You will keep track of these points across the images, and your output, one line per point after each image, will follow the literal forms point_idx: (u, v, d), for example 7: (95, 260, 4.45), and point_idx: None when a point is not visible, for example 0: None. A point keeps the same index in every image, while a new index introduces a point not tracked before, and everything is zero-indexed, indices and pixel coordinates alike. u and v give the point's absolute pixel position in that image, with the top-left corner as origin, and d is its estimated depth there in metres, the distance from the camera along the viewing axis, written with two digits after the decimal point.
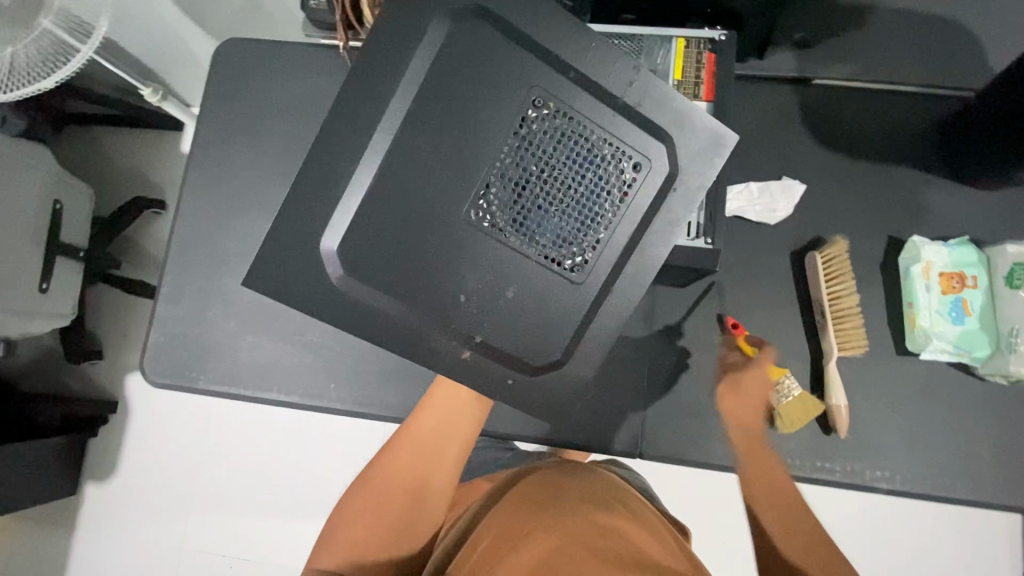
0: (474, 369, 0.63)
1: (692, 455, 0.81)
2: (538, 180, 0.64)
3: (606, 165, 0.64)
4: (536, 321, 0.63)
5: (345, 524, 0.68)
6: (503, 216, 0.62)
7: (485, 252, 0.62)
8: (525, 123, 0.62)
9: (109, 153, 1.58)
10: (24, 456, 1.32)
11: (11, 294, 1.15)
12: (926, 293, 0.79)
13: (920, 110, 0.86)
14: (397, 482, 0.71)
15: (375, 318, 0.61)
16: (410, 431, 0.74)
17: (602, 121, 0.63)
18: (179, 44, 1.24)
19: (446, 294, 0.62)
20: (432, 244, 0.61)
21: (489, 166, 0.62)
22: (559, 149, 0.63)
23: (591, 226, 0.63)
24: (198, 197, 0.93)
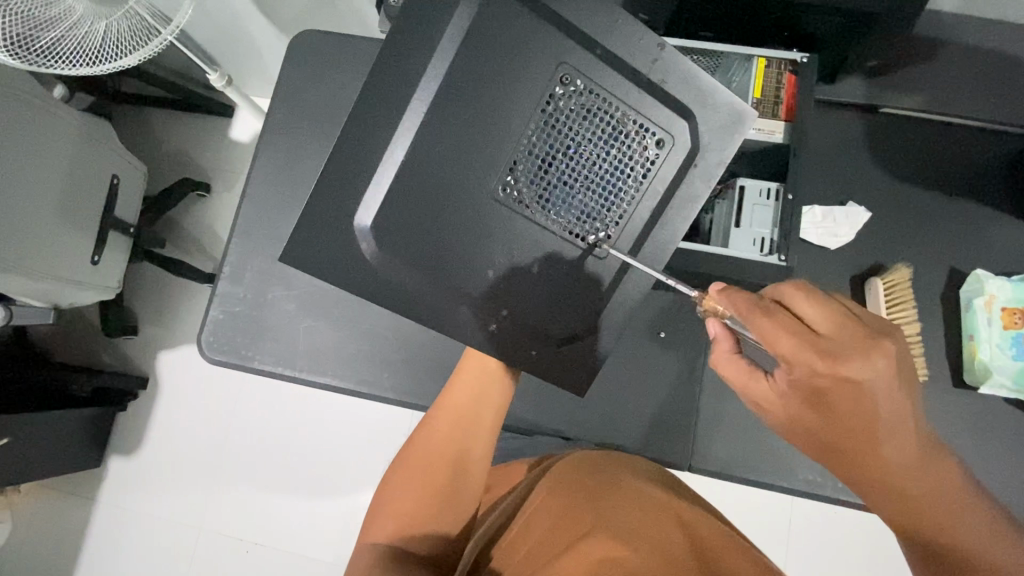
0: (500, 341, 0.64)
1: (741, 470, 0.84)
2: (563, 156, 0.65)
3: (629, 141, 0.65)
4: (561, 294, 0.65)
5: (392, 495, 0.71)
6: (529, 191, 0.64)
7: (512, 225, 0.63)
8: (552, 99, 0.63)
9: (161, 135, 1.61)
10: (56, 424, 1.34)
11: (66, 265, 1.17)
12: (988, 326, 0.80)
13: (987, 146, 0.86)
14: (435, 454, 0.71)
15: (417, 294, 0.61)
16: (443, 405, 0.74)
17: (626, 98, 0.64)
18: (245, 32, 1.26)
19: (474, 266, 0.63)
20: (460, 217, 0.62)
21: (516, 142, 0.63)
22: (584, 127, 0.65)
23: (613, 201, 0.66)
24: (264, 181, 0.94)
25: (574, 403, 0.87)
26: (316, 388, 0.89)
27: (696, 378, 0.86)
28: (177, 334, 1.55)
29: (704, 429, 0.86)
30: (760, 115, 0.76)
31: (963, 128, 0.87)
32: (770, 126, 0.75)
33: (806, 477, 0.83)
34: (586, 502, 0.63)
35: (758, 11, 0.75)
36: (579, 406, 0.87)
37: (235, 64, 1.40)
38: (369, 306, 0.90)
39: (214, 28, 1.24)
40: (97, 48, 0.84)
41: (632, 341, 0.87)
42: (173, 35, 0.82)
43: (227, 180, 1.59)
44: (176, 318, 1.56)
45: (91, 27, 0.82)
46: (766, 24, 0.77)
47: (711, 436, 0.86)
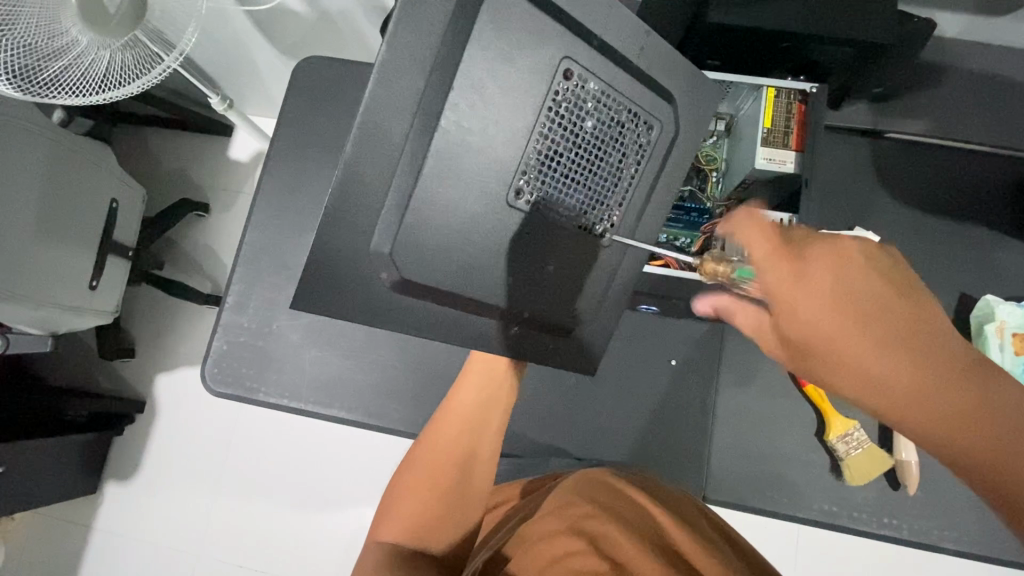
0: (519, 347, 0.61)
1: (758, 502, 0.83)
2: (566, 151, 0.59)
3: (629, 129, 0.61)
4: (572, 289, 0.62)
5: (399, 495, 0.67)
6: (534, 190, 0.58)
7: (521, 228, 0.58)
8: (553, 93, 0.58)
9: (159, 154, 1.60)
10: (50, 452, 1.30)
11: (65, 290, 1.15)
12: (1000, 353, 0.81)
13: (992, 171, 0.87)
14: (445, 453, 0.67)
15: (434, 320, 0.58)
16: (452, 404, 0.70)
17: (621, 89, 0.60)
18: (246, 54, 1.25)
19: (493, 277, 0.58)
20: (466, 222, 0.57)
21: (519, 141, 0.57)
22: (591, 119, 0.60)
23: (615, 191, 0.62)
24: (270, 208, 0.94)
25: (585, 433, 0.86)
26: (323, 420, 0.88)
27: (709, 406, 0.86)
28: (175, 357, 1.52)
29: (717, 457, 0.85)
30: (771, 146, 0.75)
31: (967, 152, 0.88)
32: (781, 157, 0.75)
33: (821, 507, 0.83)
34: (590, 515, 0.58)
35: (765, 40, 0.75)
36: (591, 435, 0.86)
37: (237, 85, 1.39)
38: (376, 336, 0.89)
39: (215, 49, 1.24)
40: (100, 76, 0.83)
41: (643, 368, 0.86)
42: (177, 61, 0.81)
43: (226, 199, 1.57)
44: (173, 340, 1.53)
45: (95, 56, 0.81)
46: (772, 53, 0.78)
47: (724, 464, 0.85)
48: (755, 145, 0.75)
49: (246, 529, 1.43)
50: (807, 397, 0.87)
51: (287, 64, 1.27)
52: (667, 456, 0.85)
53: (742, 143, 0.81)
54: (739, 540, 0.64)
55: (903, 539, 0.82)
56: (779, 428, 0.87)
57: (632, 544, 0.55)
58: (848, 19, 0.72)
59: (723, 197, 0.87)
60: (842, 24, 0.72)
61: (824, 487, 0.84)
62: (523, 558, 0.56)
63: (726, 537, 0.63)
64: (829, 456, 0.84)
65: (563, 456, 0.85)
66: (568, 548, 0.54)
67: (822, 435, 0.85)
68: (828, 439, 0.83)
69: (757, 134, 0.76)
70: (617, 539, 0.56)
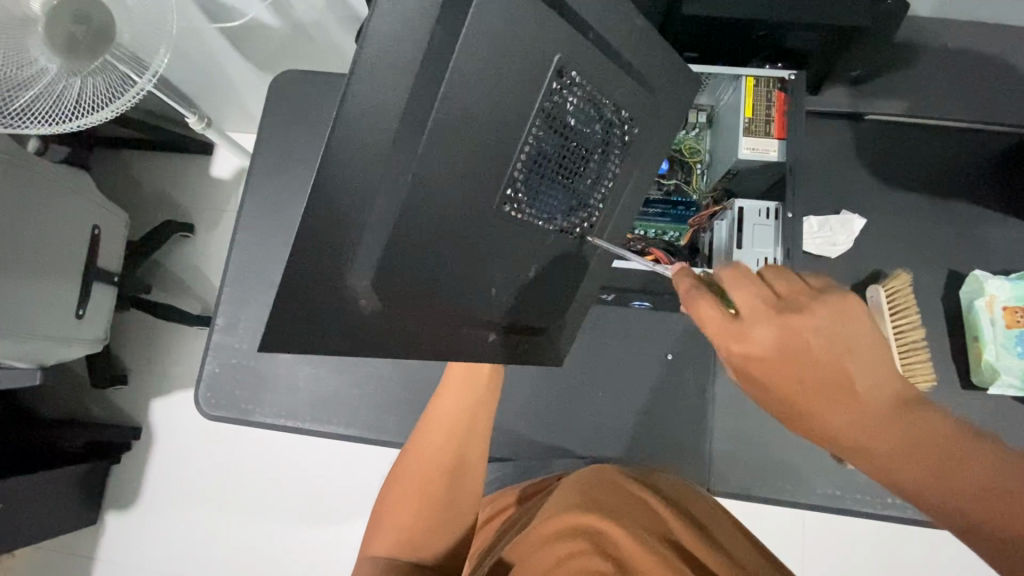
0: (496, 352, 0.60)
1: (762, 490, 0.83)
2: (557, 155, 0.57)
3: (613, 131, 0.60)
4: (549, 289, 0.62)
5: (389, 509, 0.66)
6: (526, 197, 0.56)
7: (508, 243, 0.56)
8: (549, 92, 0.54)
9: (140, 177, 1.58)
10: (47, 485, 1.28)
11: (49, 321, 1.13)
12: (991, 328, 0.81)
13: (972, 147, 0.88)
14: (433, 460, 0.67)
15: (419, 342, 0.53)
16: (434, 411, 0.70)
17: (611, 90, 0.58)
18: (222, 70, 1.24)
19: (474, 291, 0.55)
20: (454, 242, 0.53)
21: (514, 146, 0.53)
22: (582, 121, 0.57)
23: (593, 190, 0.62)
24: (254, 226, 0.93)
25: (586, 431, 0.85)
26: (320, 437, 0.87)
27: (709, 398, 0.86)
28: (168, 380, 1.50)
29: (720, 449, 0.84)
30: (753, 135, 0.75)
31: (946, 130, 0.89)
32: (763, 146, 0.75)
33: (825, 492, 0.82)
34: (585, 512, 0.57)
35: (741, 30, 0.75)
36: (592, 435, 0.85)
37: (213, 101, 1.38)
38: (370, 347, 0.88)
39: (188, 64, 1.23)
40: (72, 103, 0.81)
41: (639, 364, 0.86)
42: (151, 82, 0.80)
43: (210, 219, 1.55)
44: (165, 363, 1.51)
45: (65, 83, 0.79)
46: (748, 43, 0.78)
47: (728, 455, 0.84)
48: (737, 136, 0.75)
49: (251, 552, 1.41)
50: None
51: (262, 78, 1.26)
52: (668, 451, 0.84)
53: (724, 133, 0.81)
54: (745, 529, 0.64)
55: (909, 518, 0.82)
56: (779, 415, 0.87)
57: (632, 541, 0.54)
58: (824, 6, 0.72)
59: (709, 188, 0.87)
60: (815, 9, 0.72)
61: (826, 471, 0.84)
62: (524, 565, 0.54)
63: (730, 530, 0.63)
64: None
65: (565, 456, 0.85)
66: (568, 549, 0.53)
67: None
68: None
69: (738, 124, 0.76)
70: (616, 536, 0.55)
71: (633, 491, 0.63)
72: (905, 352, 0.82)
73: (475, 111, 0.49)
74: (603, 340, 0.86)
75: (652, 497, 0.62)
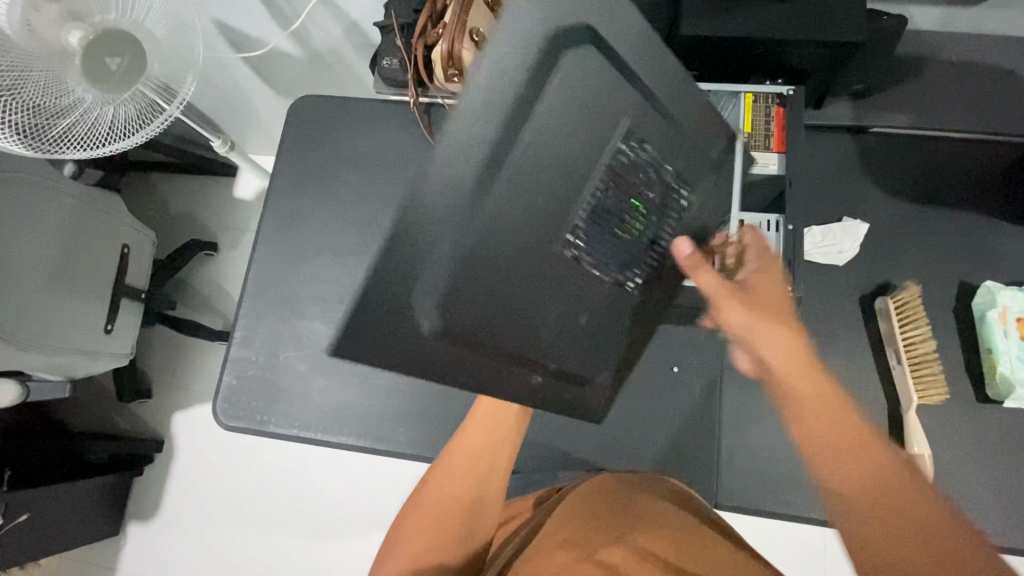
0: (543, 392, 0.70)
1: (772, 505, 0.81)
2: (619, 209, 0.68)
3: (671, 194, 0.70)
4: (598, 332, 0.72)
5: (407, 527, 0.68)
6: (586, 249, 0.68)
7: (563, 291, 0.69)
8: (616, 152, 0.66)
9: (168, 198, 1.65)
10: (72, 495, 1.32)
11: (80, 336, 1.19)
12: (1005, 339, 0.79)
13: (983, 158, 0.87)
14: (462, 475, 0.68)
15: (470, 362, 0.64)
16: (467, 429, 0.71)
17: (668, 158, 0.69)
18: (245, 95, 1.31)
19: (532, 330, 0.67)
20: (518, 291, 0.66)
21: (578, 201, 0.66)
22: (644, 181, 0.68)
23: (648, 249, 0.70)
24: (273, 242, 0.97)
25: (592, 442, 0.86)
26: (332, 448, 0.89)
27: (718, 411, 0.85)
28: (190, 394, 1.55)
29: (727, 463, 0.83)
30: (752, 149, 0.77)
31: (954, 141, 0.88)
32: (763, 159, 0.77)
33: None
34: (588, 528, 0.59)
35: (740, 48, 0.77)
36: (597, 447, 0.85)
37: (238, 125, 1.45)
38: None
39: (214, 91, 1.30)
40: (105, 130, 0.87)
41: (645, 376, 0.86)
42: (180, 109, 0.86)
43: (233, 238, 1.61)
44: (187, 378, 1.56)
45: (99, 111, 0.84)
46: (747, 61, 0.80)
47: (735, 469, 0.83)
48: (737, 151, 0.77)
49: (264, 565, 1.43)
50: None
51: (283, 103, 1.32)
52: (675, 466, 0.83)
53: None
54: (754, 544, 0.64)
55: None
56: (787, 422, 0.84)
57: (630, 551, 0.55)
58: (819, 23, 0.74)
59: None
60: (812, 25, 0.74)
61: None
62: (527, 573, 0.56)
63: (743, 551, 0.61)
64: None
65: (571, 468, 0.85)
66: (565, 558, 0.55)
67: None
68: None
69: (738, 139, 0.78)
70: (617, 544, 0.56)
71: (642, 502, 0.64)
72: (916, 364, 0.81)
73: (524, 167, 0.63)
74: None
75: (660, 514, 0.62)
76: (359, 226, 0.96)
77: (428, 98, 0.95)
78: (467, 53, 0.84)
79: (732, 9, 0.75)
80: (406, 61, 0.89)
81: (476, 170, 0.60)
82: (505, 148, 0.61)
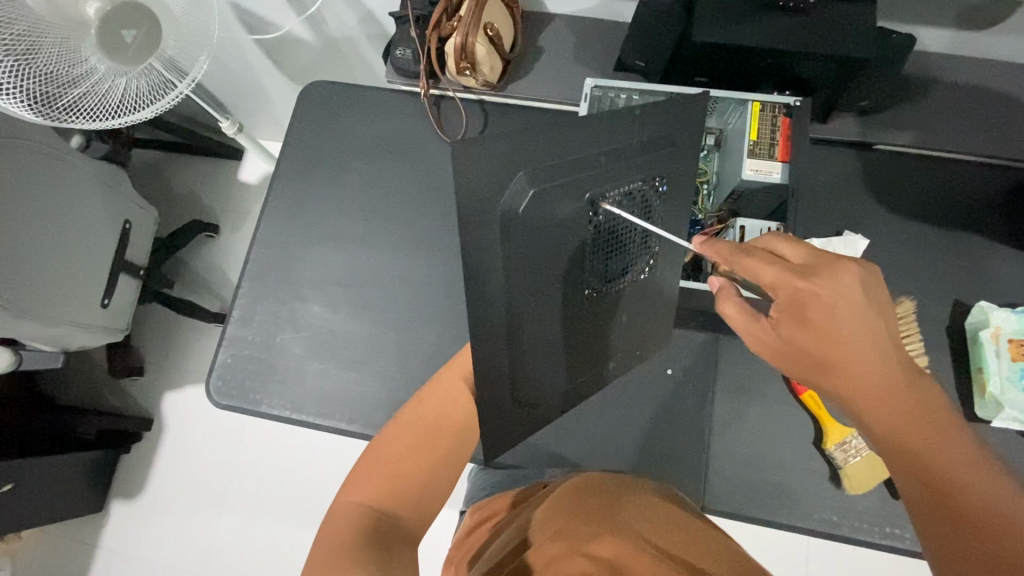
0: None
1: (758, 512, 0.81)
2: (608, 244, 0.64)
3: (647, 194, 0.64)
4: (642, 337, 0.71)
5: (376, 462, 0.64)
6: (597, 283, 0.65)
7: (599, 316, 0.66)
8: (588, 213, 0.61)
9: (172, 178, 1.65)
10: (58, 468, 1.32)
11: (76, 309, 1.19)
12: (996, 359, 0.79)
13: (982, 181, 0.88)
14: (428, 421, 0.66)
15: (542, 414, 0.63)
16: (439, 378, 0.69)
17: (629, 171, 0.62)
18: (256, 79, 1.31)
19: (588, 354, 0.66)
20: (571, 337, 0.64)
21: (576, 261, 0.62)
22: (616, 211, 0.63)
23: (645, 244, 0.67)
24: (276, 224, 0.97)
25: (582, 439, 0.86)
26: (322, 431, 0.89)
27: (710, 415, 0.85)
28: (182, 374, 1.55)
29: (717, 468, 0.83)
30: (757, 157, 0.78)
31: (956, 162, 0.89)
32: (767, 168, 0.77)
33: (824, 517, 0.80)
34: (570, 519, 0.59)
35: (750, 58, 0.78)
36: (588, 444, 0.86)
37: (247, 109, 1.45)
38: (378, 346, 0.90)
39: (226, 73, 1.31)
40: (116, 102, 0.86)
41: (640, 377, 0.87)
42: (189, 88, 0.85)
43: (235, 221, 1.62)
44: (180, 358, 1.56)
45: (111, 83, 0.84)
46: (756, 71, 0.81)
47: (723, 474, 0.83)
48: (742, 158, 0.78)
49: (245, 548, 1.42)
50: (805, 405, 0.83)
51: (294, 89, 1.33)
52: (665, 468, 0.83)
53: (731, 156, 0.84)
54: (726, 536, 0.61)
55: (909, 551, 0.78)
56: (778, 429, 0.84)
57: (621, 541, 0.55)
58: (828, 38, 0.75)
59: (716, 208, 0.88)
60: (821, 39, 0.75)
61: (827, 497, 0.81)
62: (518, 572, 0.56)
63: (714, 531, 0.62)
64: (827, 465, 0.82)
65: (561, 465, 0.85)
66: (554, 550, 0.55)
67: (820, 443, 0.82)
68: (826, 446, 0.81)
69: (744, 146, 0.79)
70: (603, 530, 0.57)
71: (622, 491, 0.64)
72: None
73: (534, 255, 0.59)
74: None
75: (638, 496, 0.63)
76: (363, 213, 0.96)
77: (439, 90, 0.96)
78: (480, 47, 0.85)
79: (744, 18, 0.76)
80: (419, 53, 0.90)
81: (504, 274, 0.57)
82: (520, 243, 0.58)
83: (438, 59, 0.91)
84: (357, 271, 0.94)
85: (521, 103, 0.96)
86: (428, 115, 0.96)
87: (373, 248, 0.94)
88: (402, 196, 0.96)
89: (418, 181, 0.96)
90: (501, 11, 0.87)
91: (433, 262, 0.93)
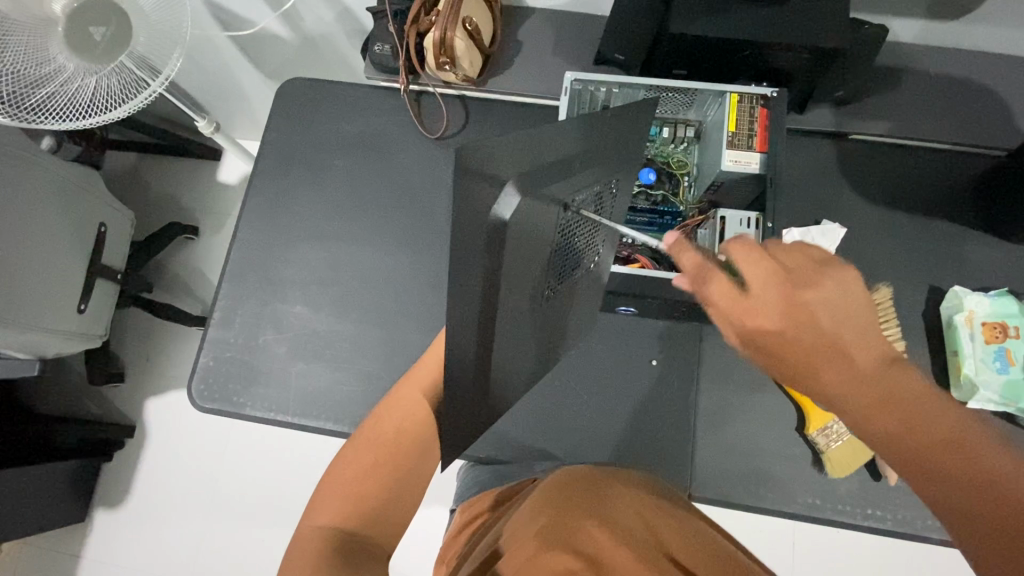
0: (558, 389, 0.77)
1: (745, 498, 0.81)
2: (568, 245, 0.63)
3: (608, 195, 0.64)
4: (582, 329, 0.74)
5: (340, 482, 0.63)
6: (554, 281, 0.63)
7: (552, 314, 0.66)
8: (560, 215, 0.60)
9: (149, 179, 1.62)
10: (38, 479, 1.29)
11: (53, 317, 1.16)
12: (971, 342, 0.82)
13: (954, 168, 0.90)
14: (390, 435, 0.65)
15: None
16: (394, 396, 0.68)
17: (605, 164, 0.62)
18: (231, 76, 1.29)
19: (540, 350, 0.67)
20: (530, 337, 0.63)
21: (542, 263, 0.60)
22: (577, 215, 0.61)
23: (597, 244, 0.67)
24: (256, 224, 0.96)
25: (570, 431, 0.86)
26: (308, 432, 0.88)
27: (695, 403, 0.86)
28: (165, 379, 1.52)
29: (702, 455, 0.84)
30: (736, 148, 0.78)
31: (929, 149, 0.91)
32: (746, 158, 0.78)
33: (808, 501, 0.81)
34: (557, 514, 0.58)
35: (727, 49, 0.78)
36: (576, 436, 0.86)
37: (224, 108, 1.43)
38: (362, 345, 0.89)
39: (201, 71, 1.28)
40: (86, 100, 0.83)
41: (625, 368, 0.88)
42: (162, 86, 0.82)
43: (214, 222, 1.59)
44: (162, 363, 1.53)
45: (81, 82, 0.82)
46: (734, 62, 0.81)
47: (708, 461, 0.84)
48: (721, 149, 0.79)
49: (234, 553, 1.40)
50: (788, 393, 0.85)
51: (271, 86, 1.31)
52: (652, 458, 0.84)
53: (710, 147, 0.84)
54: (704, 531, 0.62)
55: (889, 530, 0.80)
56: (761, 416, 0.85)
57: (609, 539, 0.54)
58: (803, 29, 0.75)
59: (696, 200, 0.88)
60: (795, 30, 0.75)
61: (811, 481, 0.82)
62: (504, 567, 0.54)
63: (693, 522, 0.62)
64: (810, 450, 0.83)
65: (549, 458, 0.85)
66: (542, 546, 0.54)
67: (803, 429, 0.83)
68: (809, 432, 0.82)
69: (723, 138, 0.79)
70: (591, 527, 0.56)
71: (611, 487, 0.63)
72: None
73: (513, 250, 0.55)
74: (592, 345, 0.88)
75: (626, 489, 0.63)
76: (344, 211, 0.95)
77: (419, 85, 0.96)
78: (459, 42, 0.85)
79: (720, 11, 0.76)
80: (398, 48, 0.89)
81: (483, 283, 0.53)
82: (499, 248, 0.53)
83: (417, 54, 0.90)
84: (339, 270, 0.93)
85: (501, 98, 0.95)
86: (409, 111, 0.96)
87: (355, 246, 0.94)
88: (383, 192, 0.95)
89: (399, 177, 0.95)
90: (479, 5, 0.86)
91: (415, 260, 0.92)
